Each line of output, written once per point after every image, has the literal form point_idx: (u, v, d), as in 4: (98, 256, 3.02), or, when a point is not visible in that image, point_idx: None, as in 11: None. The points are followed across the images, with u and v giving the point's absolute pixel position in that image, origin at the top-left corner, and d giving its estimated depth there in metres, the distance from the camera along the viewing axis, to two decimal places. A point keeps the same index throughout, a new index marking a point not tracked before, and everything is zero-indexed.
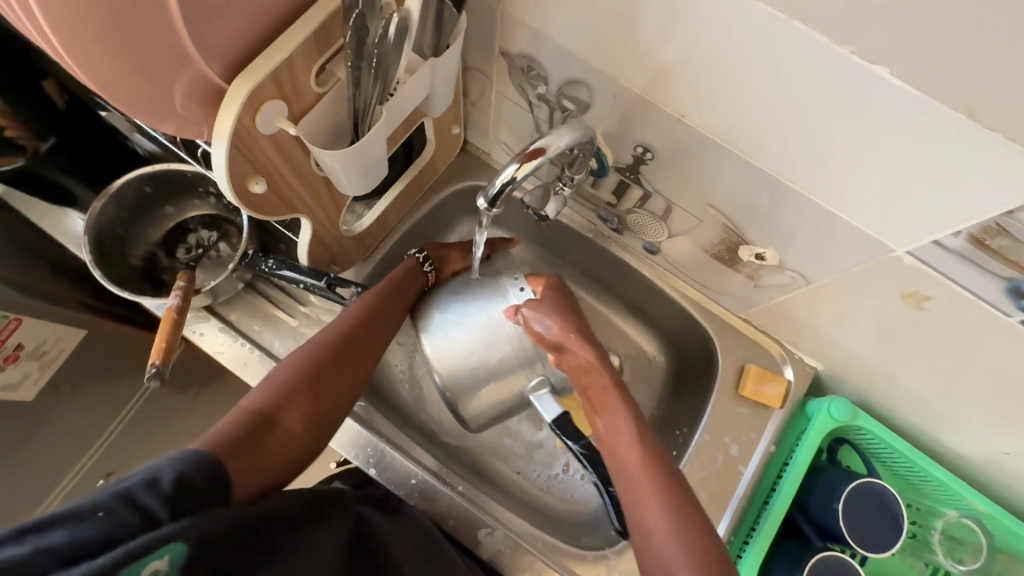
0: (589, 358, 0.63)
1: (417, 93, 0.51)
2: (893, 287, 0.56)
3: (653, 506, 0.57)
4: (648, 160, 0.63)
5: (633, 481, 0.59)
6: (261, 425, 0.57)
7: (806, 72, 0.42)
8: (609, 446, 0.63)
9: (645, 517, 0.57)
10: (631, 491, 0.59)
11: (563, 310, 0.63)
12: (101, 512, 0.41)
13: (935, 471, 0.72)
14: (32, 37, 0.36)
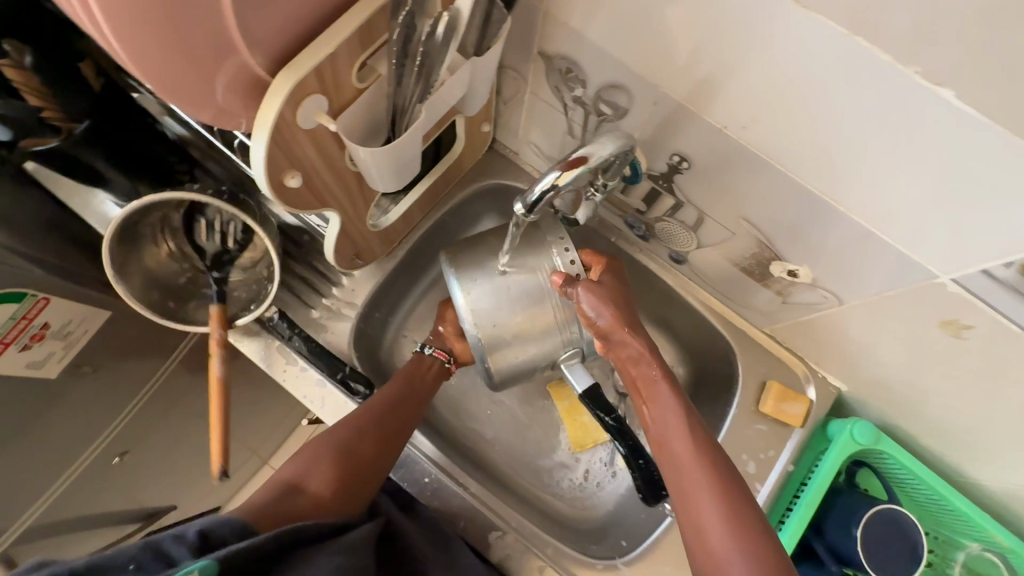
0: (636, 343, 0.64)
1: (456, 92, 0.50)
2: (931, 315, 0.55)
3: (706, 501, 0.57)
4: (684, 170, 0.62)
5: (684, 474, 0.60)
6: (289, 491, 0.60)
7: (862, 90, 0.41)
8: (656, 436, 0.64)
9: (693, 512, 0.57)
10: (682, 485, 0.59)
11: (614, 296, 0.65)
12: (132, 564, 0.46)
13: (958, 502, 0.70)
14: (82, 24, 0.36)
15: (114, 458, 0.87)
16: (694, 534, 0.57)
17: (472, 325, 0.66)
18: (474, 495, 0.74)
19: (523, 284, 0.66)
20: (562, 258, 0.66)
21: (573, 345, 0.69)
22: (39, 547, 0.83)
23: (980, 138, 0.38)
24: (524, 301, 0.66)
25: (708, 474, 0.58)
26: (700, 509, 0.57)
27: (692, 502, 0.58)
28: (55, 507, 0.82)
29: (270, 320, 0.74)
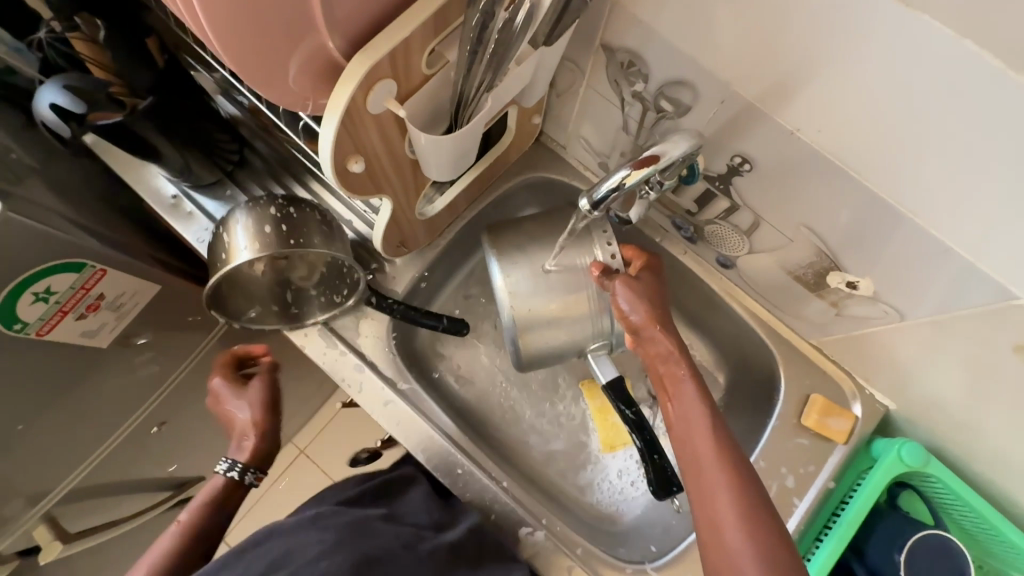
0: (667, 340, 0.61)
1: (522, 82, 0.49)
2: (1006, 338, 0.52)
3: (723, 499, 0.54)
4: (745, 172, 0.60)
5: (704, 471, 0.56)
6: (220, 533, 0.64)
7: (962, 94, 0.39)
8: (679, 434, 0.60)
9: (711, 506, 0.55)
10: (700, 481, 0.56)
11: (653, 296, 0.63)
12: None
13: (1010, 534, 0.67)
14: (177, 12, 0.37)
15: (154, 427, 0.89)
16: (711, 536, 0.54)
17: (506, 305, 0.66)
18: (506, 490, 0.73)
19: (561, 284, 0.66)
20: (602, 252, 0.66)
21: (604, 337, 0.68)
22: (82, 509, 0.86)
23: None
24: (559, 285, 0.66)
25: (728, 479, 0.55)
26: (718, 514, 0.54)
27: (712, 501, 0.55)
28: (98, 472, 0.84)
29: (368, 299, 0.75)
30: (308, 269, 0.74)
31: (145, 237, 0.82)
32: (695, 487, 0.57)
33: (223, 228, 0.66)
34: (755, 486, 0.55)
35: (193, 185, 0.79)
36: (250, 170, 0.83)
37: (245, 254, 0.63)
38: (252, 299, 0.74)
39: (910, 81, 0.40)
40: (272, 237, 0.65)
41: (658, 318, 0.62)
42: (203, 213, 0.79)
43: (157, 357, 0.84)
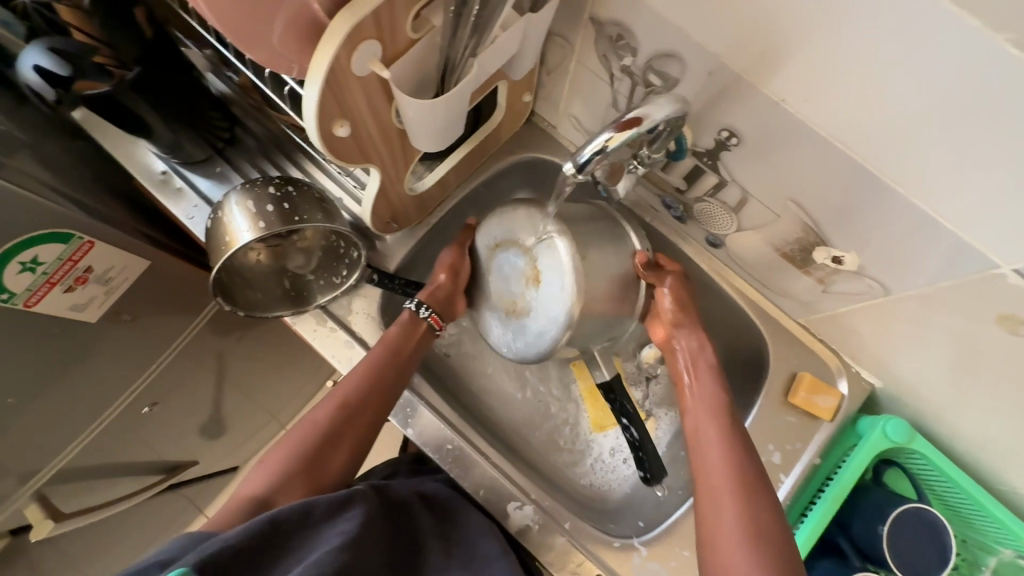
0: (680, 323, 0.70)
1: (508, 49, 0.49)
2: (988, 308, 0.52)
3: (724, 486, 0.58)
4: (732, 146, 0.60)
5: (708, 457, 0.61)
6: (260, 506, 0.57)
7: (942, 60, 0.39)
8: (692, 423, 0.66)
9: (712, 489, 0.59)
10: (704, 468, 0.61)
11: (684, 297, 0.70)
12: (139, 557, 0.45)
13: (992, 509, 0.68)
14: None
15: (145, 408, 0.89)
16: (708, 515, 0.58)
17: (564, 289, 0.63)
18: (495, 466, 0.74)
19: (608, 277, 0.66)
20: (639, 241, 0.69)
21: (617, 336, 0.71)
22: (74, 490, 0.86)
23: None
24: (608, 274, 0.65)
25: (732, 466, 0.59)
26: (717, 496, 0.58)
27: (712, 485, 0.59)
28: (90, 452, 0.84)
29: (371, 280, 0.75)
30: (305, 255, 0.75)
31: (134, 215, 0.82)
32: (701, 471, 0.61)
33: (219, 212, 0.64)
34: (767, 486, 0.58)
35: (182, 162, 0.78)
36: (242, 148, 0.82)
37: (248, 236, 0.62)
38: (250, 289, 0.72)
39: (893, 47, 0.41)
40: (275, 211, 0.64)
41: (687, 309, 0.70)
42: (193, 190, 0.79)
43: (147, 336, 0.83)
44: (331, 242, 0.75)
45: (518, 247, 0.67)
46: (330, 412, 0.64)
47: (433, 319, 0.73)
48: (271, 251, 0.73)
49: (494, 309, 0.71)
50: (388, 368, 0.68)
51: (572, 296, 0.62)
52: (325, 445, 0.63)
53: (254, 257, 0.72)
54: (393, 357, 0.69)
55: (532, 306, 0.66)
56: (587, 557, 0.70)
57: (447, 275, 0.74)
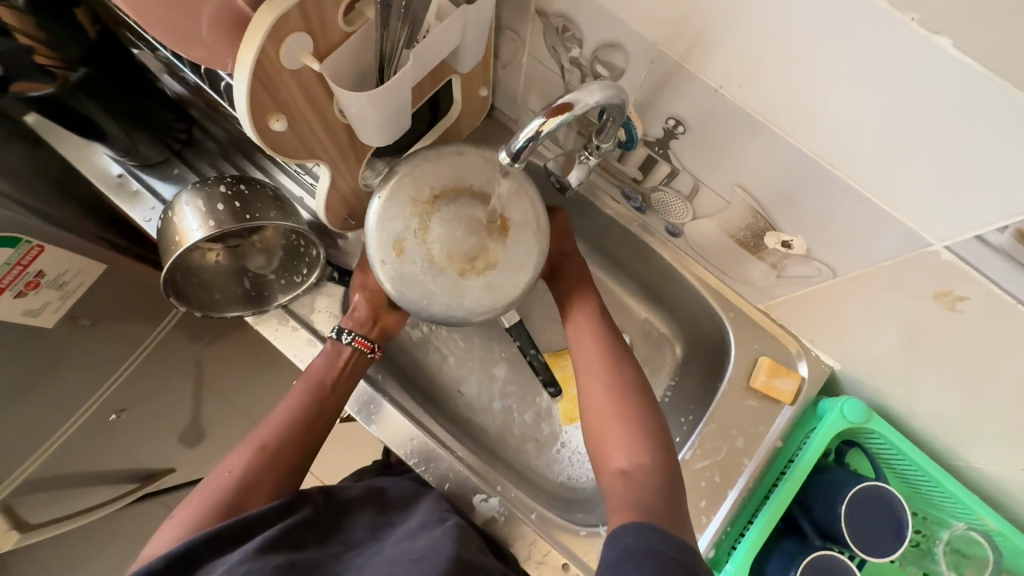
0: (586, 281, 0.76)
1: (447, 42, 0.49)
2: (927, 285, 0.53)
3: (616, 437, 0.63)
4: (680, 134, 0.61)
5: (597, 409, 0.66)
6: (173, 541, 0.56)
7: (859, 43, 0.40)
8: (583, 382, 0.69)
9: (607, 442, 0.63)
10: (597, 424, 0.65)
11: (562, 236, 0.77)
12: None
13: (947, 483, 0.69)
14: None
15: (112, 415, 0.87)
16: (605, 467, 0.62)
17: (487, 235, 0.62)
18: (460, 459, 0.74)
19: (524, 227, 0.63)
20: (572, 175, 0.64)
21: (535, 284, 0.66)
22: (46, 499, 0.83)
23: (973, 88, 0.37)
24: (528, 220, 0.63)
25: (623, 419, 0.64)
26: (611, 450, 0.63)
27: (606, 438, 0.63)
28: (58, 461, 0.82)
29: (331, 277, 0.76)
30: (265, 256, 0.76)
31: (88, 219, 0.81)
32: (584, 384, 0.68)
33: (171, 212, 0.65)
34: (639, 394, 0.66)
35: (138, 164, 0.78)
36: (201, 150, 0.82)
37: (198, 234, 0.63)
38: (210, 290, 0.73)
39: (815, 31, 0.42)
40: (228, 211, 0.64)
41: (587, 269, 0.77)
42: (151, 193, 0.78)
43: (110, 341, 0.82)
44: (291, 241, 0.75)
45: (466, 195, 0.61)
46: (248, 463, 0.62)
47: (359, 344, 0.71)
48: (230, 252, 0.74)
49: (439, 271, 0.61)
50: (313, 409, 0.67)
51: (538, 236, 0.63)
52: (241, 495, 0.60)
53: (211, 257, 0.72)
54: (317, 397, 0.67)
55: (500, 257, 0.62)
56: (553, 547, 0.71)
57: (361, 298, 0.72)
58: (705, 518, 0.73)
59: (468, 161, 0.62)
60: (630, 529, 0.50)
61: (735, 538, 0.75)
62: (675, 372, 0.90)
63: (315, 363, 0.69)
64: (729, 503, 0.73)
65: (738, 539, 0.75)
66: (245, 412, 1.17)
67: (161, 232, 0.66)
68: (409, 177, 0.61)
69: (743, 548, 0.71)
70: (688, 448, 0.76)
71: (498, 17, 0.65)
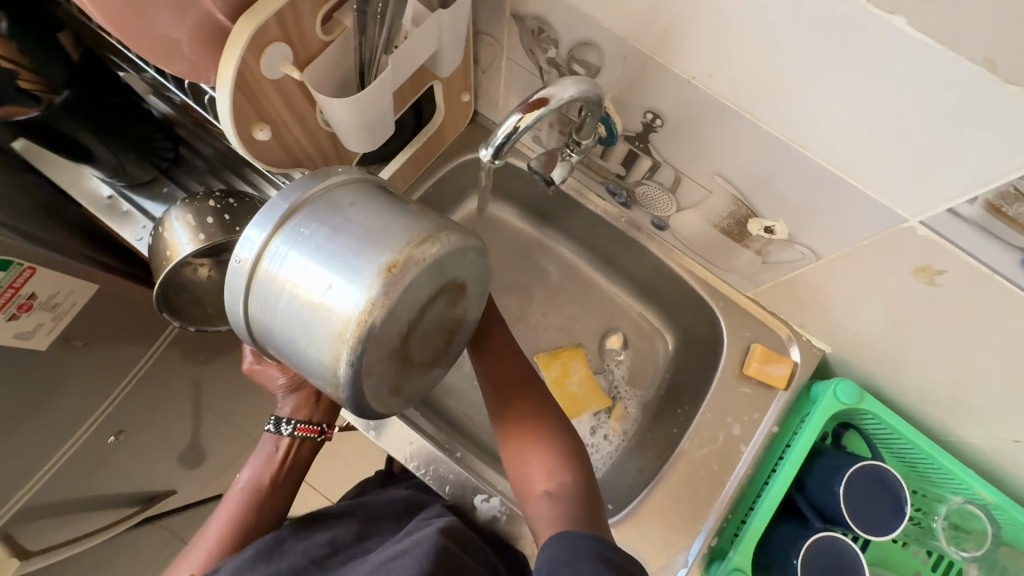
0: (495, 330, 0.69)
1: (424, 46, 0.51)
2: (906, 262, 0.55)
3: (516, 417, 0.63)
4: (658, 128, 0.62)
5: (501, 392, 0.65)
6: None
7: (817, 28, 0.42)
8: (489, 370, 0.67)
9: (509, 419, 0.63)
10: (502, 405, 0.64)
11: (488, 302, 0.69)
12: None
13: (943, 459, 0.70)
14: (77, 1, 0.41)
15: (111, 437, 0.87)
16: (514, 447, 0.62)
17: (455, 301, 0.52)
18: (460, 460, 0.74)
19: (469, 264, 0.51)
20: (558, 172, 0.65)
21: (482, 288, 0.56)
22: (44, 526, 0.82)
23: (930, 62, 0.39)
24: (468, 262, 0.50)
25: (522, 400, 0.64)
26: (518, 430, 0.62)
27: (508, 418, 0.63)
28: (55, 485, 0.81)
29: None
30: None
31: (80, 241, 0.81)
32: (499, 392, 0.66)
33: (161, 228, 0.66)
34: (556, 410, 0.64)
35: (127, 184, 0.78)
36: (189, 168, 0.83)
37: (188, 248, 0.63)
38: (202, 305, 0.72)
39: (773, 19, 0.43)
40: (218, 225, 0.65)
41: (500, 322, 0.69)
42: (141, 212, 0.79)
43: (107, 362, 0.83)
44: None
45: (426, 305, 0.49)
46: None
47: (303, 432, 0.71)
48: (220, 266, 0.73)
49: (425, 363, 0.54)
50: (251, 514, 0.66)
51: (489, 268, 0.53)
52: None
53: (202, 273, 0.72)
54: (256, 499, 0.67)
55: (466, 309, 0.54)
56: None
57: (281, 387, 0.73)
58: (706, 507, 0.73)
59: (418, 279, 0.46)
60: (574, 535, 0.48)
61: (734, 527, 0.75)
62: (670, 365, 0.91)
63: (248, 472, 0.69)
64: (728, 490, 0.74)
65: (737, 527, 0.75)
66: (244, 429, 1.17)
67: (150, 253, 0.66)
68: (366, 340, 0.45)
69: (745, 535, 0.71)
70: (685, 438, 0.76)
71: (475, 22, 0.66)
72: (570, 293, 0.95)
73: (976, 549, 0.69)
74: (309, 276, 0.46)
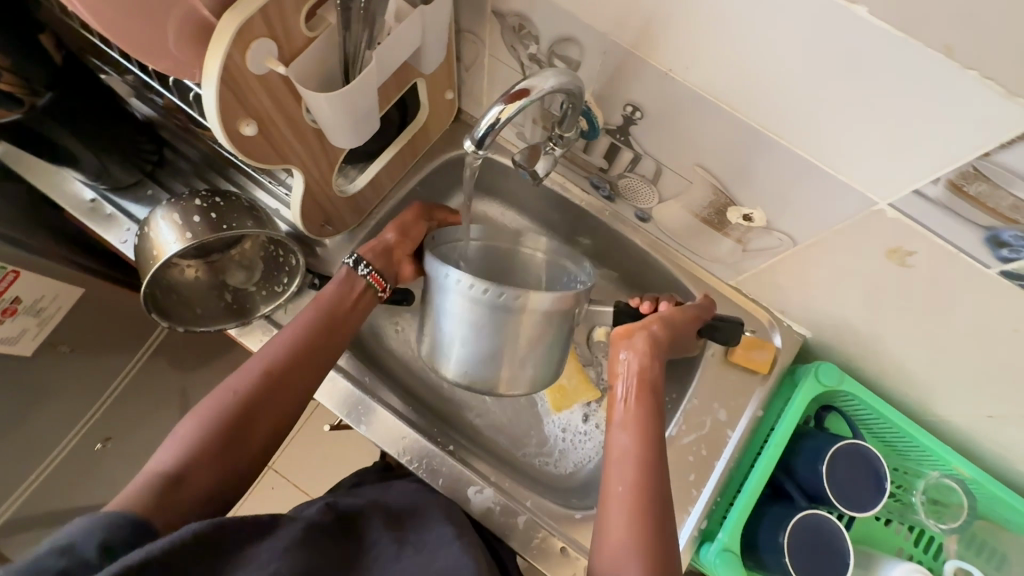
0: (644, 342, 0.66)
1: (407, 43, 0.52)
2: (878, 244, 0.57)
3: (619, 510, 0.56)
4: (638, 120, 0.64)
5: (615, 475, 0.59)
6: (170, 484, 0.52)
7: (786, 19, 0.44)
8: (614, 449, 0.61)
9: (608, 509, 0.57)
10: (609, 489, 0.58)
11: (653, 346, 0.66)
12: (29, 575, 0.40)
13: (921, 437, 0.73)
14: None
15: (98, 444, 0.87)
16: (606, 544, 0.55)
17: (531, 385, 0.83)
18: (452, 453, 0.76)
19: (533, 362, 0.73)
20: (541, 166, 0.66)
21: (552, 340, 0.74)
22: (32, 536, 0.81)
23: (891, 49, 0.41)
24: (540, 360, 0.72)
25: (630, 498, 0.56)
26: (617, 524, 0.55)
27: (608, 507, 0.57)
28: (43, 494, 0.80)
29: (312, 284, 0.76)
30: (245, 271, 0.76)
31: (65, 246, 0.81)
32: (615, 454, 0.60)
33: (147, 228, 0.66)
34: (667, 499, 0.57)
35: (111, 188, 0.78)
36: (173, 170, 0.82)
37: (175, 246, 0.63)
38: (191, 307, 0.73)
39: (745, 10, 0.45)
40: (204, 221, 0.65)
41: (655, 364, 0.65)
42: (125, 215, 0.78)
43: (91, 367, 0.82)
44: (271, 252, 0.77)
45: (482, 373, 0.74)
46: (241, 398, 0.59)
47: (374, 279, 0.72)
48: (208, 267, 0.75)
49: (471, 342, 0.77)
50: (310, 345, 0.65)
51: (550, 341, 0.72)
52: (245, 417, 0.59)
53: (190, 273, 0.74)
54: (319, 320, 0.67)
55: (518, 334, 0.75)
56: (553, 534, 0.72)
57: (396, 230, 0.75)
58: (695, 492, 0.75)
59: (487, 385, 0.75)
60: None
61: (721, 512, 0.77)
62: None
63: (313, 310, 0.67)
64: (717, 473, 0.76)
65: (725, 512, 0.77)
66: None
67: (138, 253, 0.67)
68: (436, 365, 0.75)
69: (734, 517, 0.73)
70: (674, 425, 0.78)
71: (457, 20, 0.68)
72: None
73: (954, 521, 0.73)
74: (456, 334, 0.69)
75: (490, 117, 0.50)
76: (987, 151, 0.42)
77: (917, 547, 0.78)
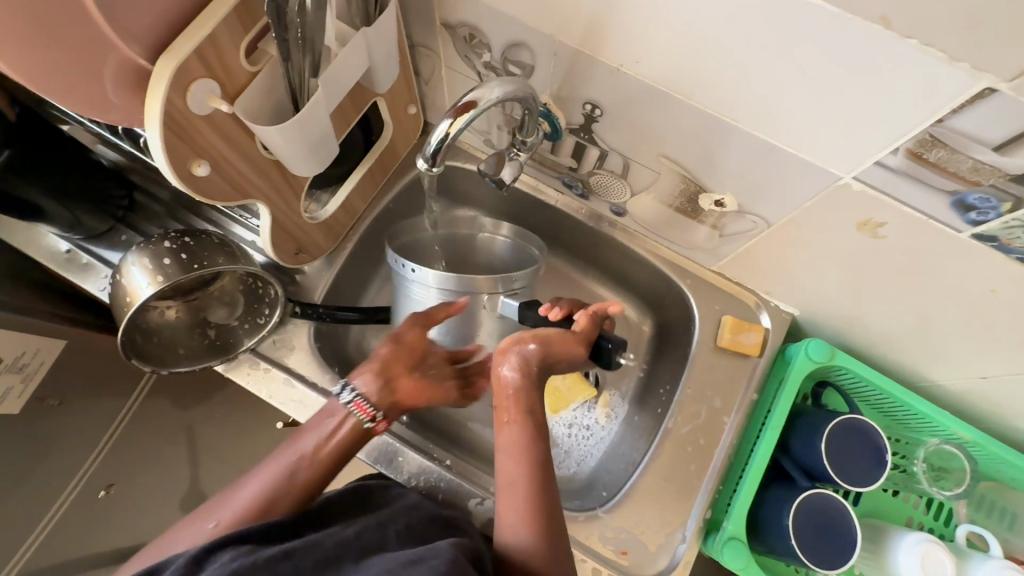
0: (518, 368, 0.64)
1: (355, 65, 0.52)
2: (849, 218, 0.56)
3: (517, 482, 0.60)
4: (599, 117, 0.63)
5: (511, 455, 0.61)
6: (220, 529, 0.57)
7: (726, 7, 0.44)
8: (504, 439, 0.62)
9: (502, 488, 0.60)
10: (506, 468, 0.61)
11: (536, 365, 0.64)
12: None
13: (920, 405, 0.72)
14: None
15: (101, 492, 0.86)
16: (506, 513, 0.59)
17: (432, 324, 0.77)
18: (449, 468, 0.75)
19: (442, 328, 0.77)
20: (509, 171, 0.65)
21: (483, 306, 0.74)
22: None
23: (830, 27, 0.41)
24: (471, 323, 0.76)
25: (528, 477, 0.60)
26: (513, 497, 0.59)
27: (506, 491, 0.60)
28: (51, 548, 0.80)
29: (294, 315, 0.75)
30: (225, 305, 0.76)
31: (48, 299, 0.80)
32: (503, 478, 0.61)
33: (119, 274, 0.66)
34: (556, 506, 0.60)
35: (85, 237, 0.78)
36: (146, 213, 0.82)
37: (148, 291, 0.64)
38: (173, 347, 0.73)
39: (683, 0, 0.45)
40: (173, 263, 0.65)
41: (530, 386, 0.64)
42: (102, 262, 0.78)
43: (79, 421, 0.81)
44: (250, 285, 0.76)
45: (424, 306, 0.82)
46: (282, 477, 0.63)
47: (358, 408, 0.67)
48: (188, 306, 0.75)
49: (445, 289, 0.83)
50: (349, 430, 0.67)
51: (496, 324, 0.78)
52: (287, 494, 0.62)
53: (170, 314, 0.74)
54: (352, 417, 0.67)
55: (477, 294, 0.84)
56: None
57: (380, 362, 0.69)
58: (697, 481, 0.75)
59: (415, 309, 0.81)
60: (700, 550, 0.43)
61: (725, 501, 0.76)
62: (650, 349, 0.91)
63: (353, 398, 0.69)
64: (717, 461, 0.75)
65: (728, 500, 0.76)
66: None
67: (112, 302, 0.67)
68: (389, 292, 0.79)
69: (736, 504, 0.72)
70: (670, 417, 0.77)
71: (410, 36, 0.67)
72: (545, 290, 0.95)
73: (958, 486, 0.73)
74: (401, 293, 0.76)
75: (440, 133, 0.50)
76: (941, 118, 0.42)
77: (929, 515, 0.77)
